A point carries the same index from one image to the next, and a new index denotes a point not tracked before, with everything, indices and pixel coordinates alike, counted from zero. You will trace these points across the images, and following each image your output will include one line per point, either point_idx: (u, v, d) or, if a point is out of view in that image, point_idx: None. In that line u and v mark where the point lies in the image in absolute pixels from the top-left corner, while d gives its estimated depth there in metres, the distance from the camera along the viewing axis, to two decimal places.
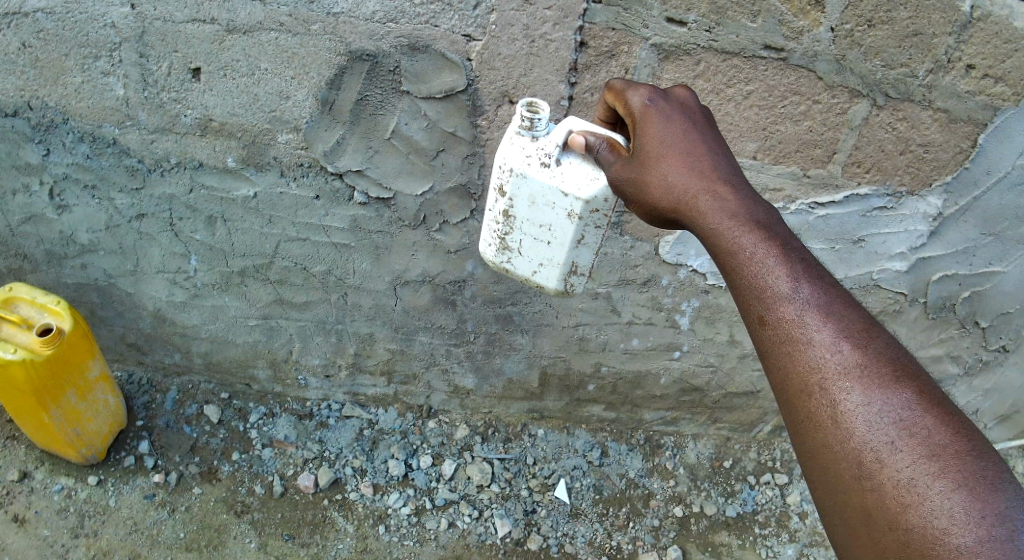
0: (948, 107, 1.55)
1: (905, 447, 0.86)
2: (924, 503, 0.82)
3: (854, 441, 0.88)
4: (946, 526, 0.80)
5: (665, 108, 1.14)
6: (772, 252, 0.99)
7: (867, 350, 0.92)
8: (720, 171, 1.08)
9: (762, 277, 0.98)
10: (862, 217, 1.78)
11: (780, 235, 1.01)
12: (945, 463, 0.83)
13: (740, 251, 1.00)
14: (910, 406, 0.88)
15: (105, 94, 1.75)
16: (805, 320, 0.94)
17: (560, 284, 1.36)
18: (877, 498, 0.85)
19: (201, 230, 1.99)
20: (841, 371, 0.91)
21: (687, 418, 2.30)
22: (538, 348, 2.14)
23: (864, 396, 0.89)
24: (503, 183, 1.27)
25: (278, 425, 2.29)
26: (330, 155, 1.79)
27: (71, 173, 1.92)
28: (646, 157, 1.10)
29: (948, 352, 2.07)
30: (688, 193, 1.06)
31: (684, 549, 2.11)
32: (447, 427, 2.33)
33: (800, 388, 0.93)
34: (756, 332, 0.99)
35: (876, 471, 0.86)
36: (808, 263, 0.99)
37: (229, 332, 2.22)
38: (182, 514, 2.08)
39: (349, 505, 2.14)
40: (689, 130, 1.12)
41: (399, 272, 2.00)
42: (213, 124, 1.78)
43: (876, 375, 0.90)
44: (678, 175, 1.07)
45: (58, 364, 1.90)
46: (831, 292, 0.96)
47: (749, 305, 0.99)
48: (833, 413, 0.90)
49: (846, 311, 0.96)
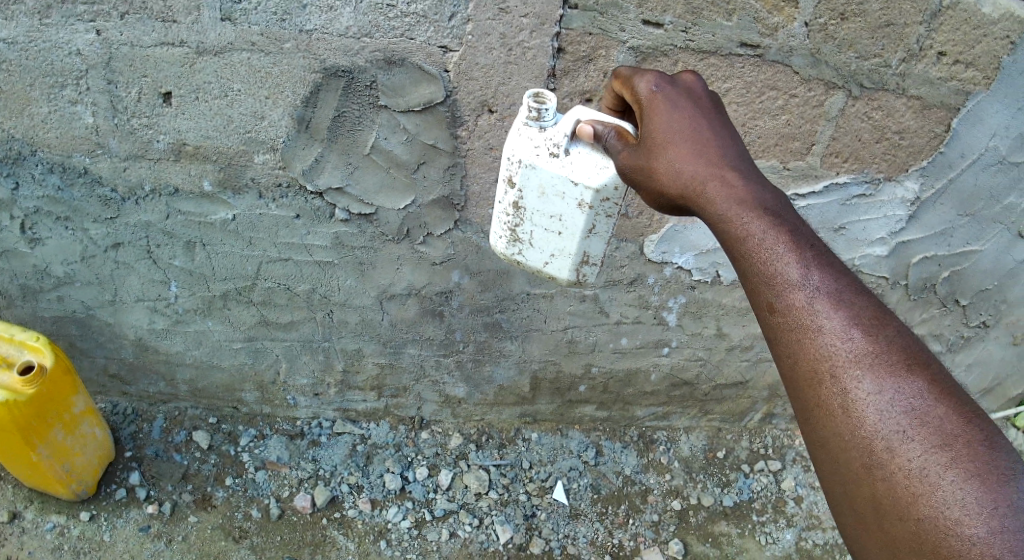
0: (922, 94, 1.59)
1: (916, 437, 0.88)
2: (936, 493, 0.85)
3: (866, 430, 0.90)
4: (958, 516, 0.83)
5: (671, 95, 1.16)
6: (781, 239, 1.00)
7: (878, 338, 0.94)
8: (728, 157, 1.09)
9: (772, 265, 0.99)
10: (841, 205, 1.81)
11: (788, 221, 1.02)
12: (956, 454, 0.86)
13: (749, 237, 1.01)
14: (922, 395, 0.90)
15: (73, 123, 1.71)
16: (816, 308, 0.96)
17: (572, 274, 1.39)
18: (888, 487, 0.88)
19: (180, 256, 1.95)
20: (853, 359, 0.93)
21: (679, 412, 2.32)
22: (528, 353, 2.14)
23: (876, 385, 0.91)
24: (512, 174, 1.30)
25: (270, 446, 2.26)
26: (309, 173, 1.77)
27: (42, 206, 1.88)
28: (653, 144, 1.12)
29: (931, 330, 2.12)
30: (696, 179, 1.07)
31: (685, 541, 2.13)
32: (440, 437, 2.32)
33: (811, 376, 0.95)
34: (764, 319, 1.01)
35: (887, 460, 0.88)
36: (817, 249, 1.00)
37: (214, 357, 2.18)
38: (179, 544, 2.04)
39: (348, 522, 2.12)
40: (696, 117, 1.13)
41: (384, 286, 1.98)
42: (187, 148, 1.74)
43: (888, 364, 0.92)
44: (686, 162, 1.08)
45: (41, 402, 1.88)
46: (842, 279, 0.98)
47: (759, 292, 1.00)
48: (844, 401, 0.92)
49: (856, 298, 0.97)
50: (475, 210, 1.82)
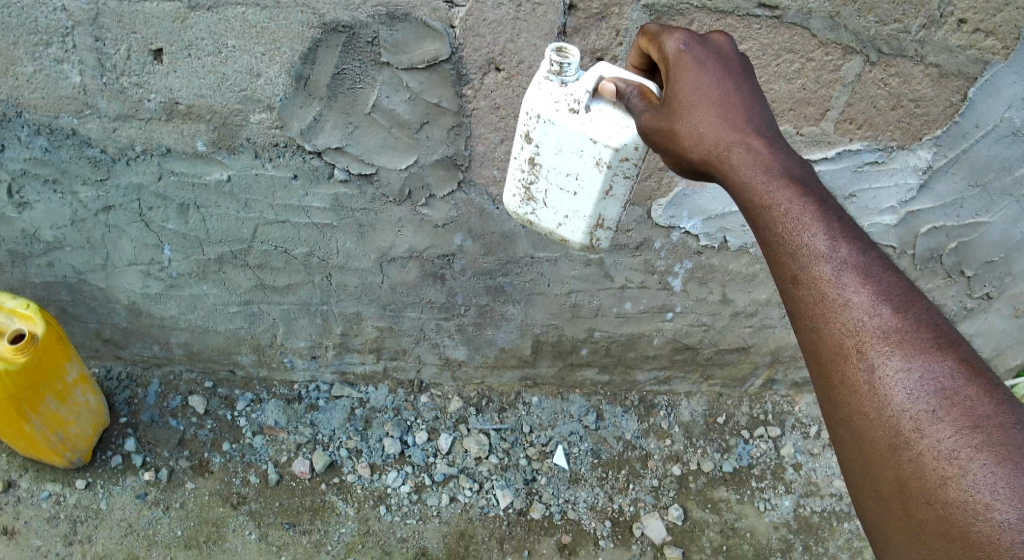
0: (940, 62, 1.59)
1: (946, 416, 0.81)
2: (966, 477, 0.77)
3: (891, 408, 0.84)
4: (989, 501, 0.75)
5: (699, 54, 1.09)
6: (807, 208, 0.95)
7: (908, 315, 0.88)
8: (755, 123, 1.05)
9: (797, 234, 0.94)
10: (853, 172, 1.84)
11: (816, 191, 0.97)
12: (990, 436, 0.78)
13: (774, 206, 0.97)
14: (954, 375, 0.83)
15: (59, 83, 1.64)
16: (842, 280, 0.90)
17: (585, 237, 1.36)
18: (914, 470, 0.81)
19: (173, 219, 1.90)
20: (880, 335, 0.87)
21: (680, 376, 2.31)
22: (530, 317, 2.12)
23: (904, 362, 0.85)
24: (530, 129, 1.26)
25: (267, 411, 2.23)
26: (307, 133, 1.71)
27: (29, 168, 1.81)
28: (677, 106, 1.07)
29: (935, 300, 2.19)
30: (721, 144, 1.03)
31: (685, 507, 2.15)
32: (440, 401, 2.30)
33: (834, 351, 0.89)
34: (786, 292, 0.95)
35: (914, 441, 0.82)
36: (846, 222, 0.95)
37: (210, 321, 2.14)
38: (177, 511, 2.04)
39: (347, 487, 2.11)
40: (723, 79, 1.07)
41: (385, 249, 1.94)
42: (180, 108, 1.67)
43: (919, 342, 0.86)
44: (711, 126, 1.04)
45: (34, 371, 1.84)
46: (871, 253, 0.92)
47: (781, 262, 0.95)
48: (870, 378, 0.86)
49: (887, 273, 0.91)
50: (479, 171, 1.78)
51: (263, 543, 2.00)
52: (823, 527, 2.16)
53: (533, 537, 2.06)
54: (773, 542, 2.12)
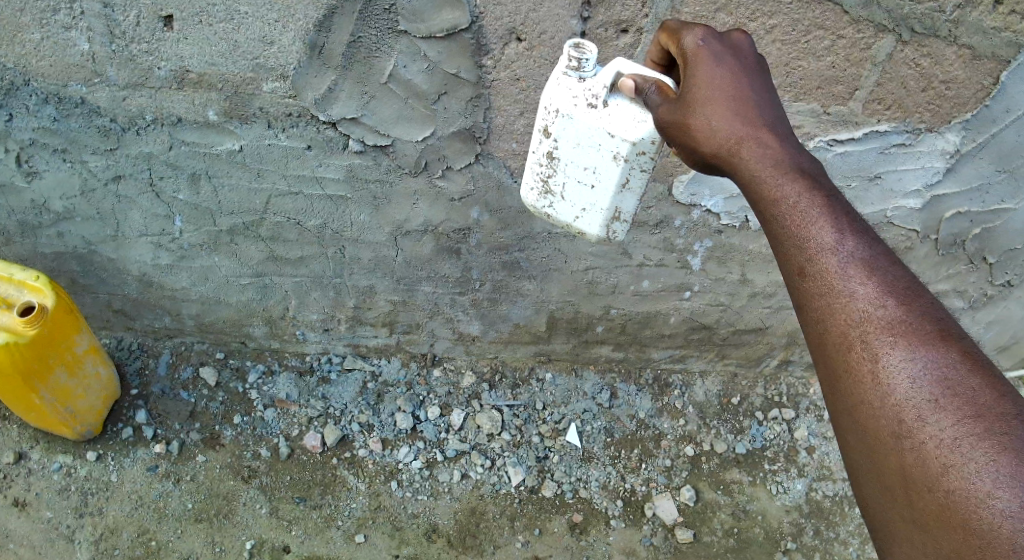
0: (973, 43, 1.56)
1: (949, 405, 0.83)
2: (967, 465, 0.79)
3: (895, 398, 0.86)
4: (990, 488, 0.77)
5: (718, 50, 1.09)
6: (815, 200, 0.96)
7: (911, 308, 0.89)
8: (767, 115, 1.05)
9: (804, 225, 0.95)
10: (880, 153, 1.81)
11: (823, 185, 0.98)
12: (991, 425, 0.80)
13: (783, 198, 0.97)
14: (956, 365, 0.85)
15: (68, 50, 1.61)
16: (847, 273, 0.92)
17: (602, 230, 1.33)
18: (917, 458, 0.82)
19: (184, 190, 1.87)
20: (885, 326, 0.89)
21: (695, 355, 2.29)
22: (546, 293, 2.09)
23: (908, 353, 0.87)
24: (548, 124, 1.23)
25: (278, 384, 2.22)
26: (322, 103, 1.68)
27: (38, 138, 1.78)
28: (693, 99, 1.05)
29: (955, 286, 2.18)
30: (733, 138, 1.02)
31: (697, 487, 2.14)
32: (453, 376, 2.29)
33: (840, 343, 0.91)
34: (793, 283, 0.96)
35: (916, 429, 0.84)
36: (851, 214, 0.96)
37: (221, 293, 2.12)
38: (188, 484, 2.04)
39: (358, 462, 2.10)
40: (738, 71, 1.07)
41: (400, 222, 1.92)
42: (191, 76, 1.64)
43: (921, 332, 0.88)
44: (724, 121, 1.02)
45: (43, 343, 1.82)
46: (877, 245, 0.94)
47: (788, 254, 0.96)
48: (874, 368, 0.88)
49: (891, 266, 0.93)
50: (497, 144, 1.74)
51: (274, 517, 2.00)
52: (834, 512, 2.15)
53: (545, 516, 2.05)
54: (785, 525, 2.11)
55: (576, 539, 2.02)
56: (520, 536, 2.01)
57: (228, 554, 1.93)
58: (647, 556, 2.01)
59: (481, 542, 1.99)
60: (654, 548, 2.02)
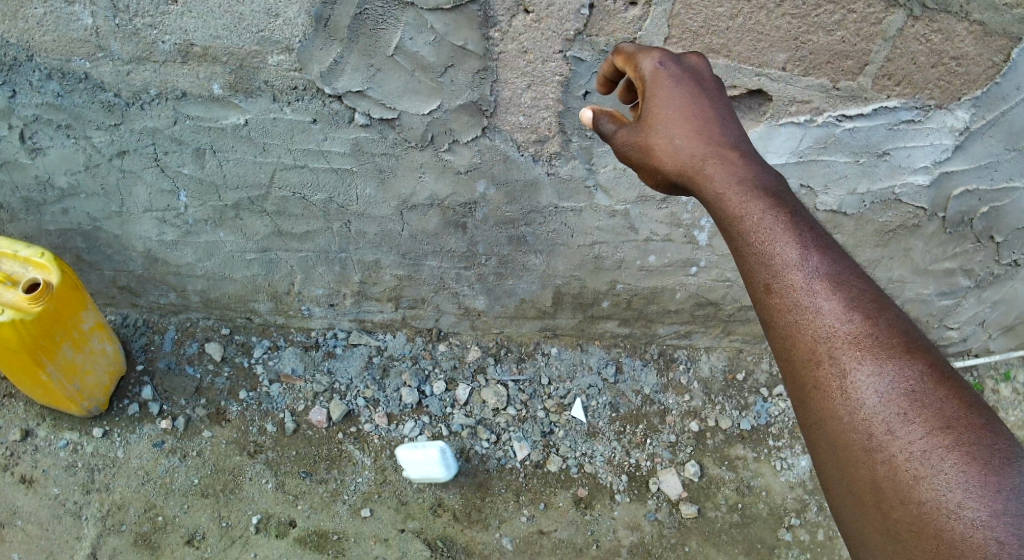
0: (984, 19, 1.55)
1: (915, 418, 0.97)
2: (938, 476, 0.93)
3: (864, 411, 0.99)
4: (959, 498, 0.91)
5: (675, 71, 1.28)
6: (784, 224, 1.11)
7: (876, 322, 1.03)
8: (725, 137, 1.23)
9: (773, 247, 1.09)
10: (889, 130, 1.80)
11: (789, 205, 1.13)
12: (957, 437, 0.94)
13: (748, 216, 1.13)
14: (920, 378, 0.99)
15: (71, 25, 1.60)
16: (815, 290, 1.06)
17: None
18: (887, 469, 0.96)
19: (189, 164, 1.87)
20: (852, 341, 1.03)
21: (700, 332, 2.30)
22: (552, 268, 2.09)
23: (874, 367, 1.01)
24: None
25: (284, 358, 2.23)
26: (328, 76, 1.66)
27: (42, 114, 1.78)
28: (653, 120, 1.25)
29: (961, 265, 2.18)
30: (696, 156, 1.21)
31: (702, 463, 2.15)
32: (459, 350, 2.29)
33: (810, 358, 1.05)
34: (761, 300, 1.11)
35: (886, 441, 0.97)
36: (816, 235, 1.11)
37: (226, 269, 2.13)
38: (194, 460, 2.04)
39: (364, 437, 2.11)
40: (694, 96, 1.26)
41: (406, 196, 1.91)
42: (195, 49, 1.62)
43: (886, 347, 1.02)
44: (684, 140, 1.22)
45: (49, 320, 1.82)
46: (841, 264, 1.08)
47: (759, 273, 1.10)
48: (843, 382, 1.01)
49: (854, 282, 1.07)
50: (504, 117, 1.74)
51: (280, 492, 2.01)
52: None
53: (550, 490, 2.06)
54: (788, 502, 2.12)
55: (581, 513, 2.03)
56: (525, 511, 2.02)
57: (235, 528, 1.95)
58: (652, 531, 2.02)
59: (486, 517, 2.00)
60: (659, 522, 2.03)
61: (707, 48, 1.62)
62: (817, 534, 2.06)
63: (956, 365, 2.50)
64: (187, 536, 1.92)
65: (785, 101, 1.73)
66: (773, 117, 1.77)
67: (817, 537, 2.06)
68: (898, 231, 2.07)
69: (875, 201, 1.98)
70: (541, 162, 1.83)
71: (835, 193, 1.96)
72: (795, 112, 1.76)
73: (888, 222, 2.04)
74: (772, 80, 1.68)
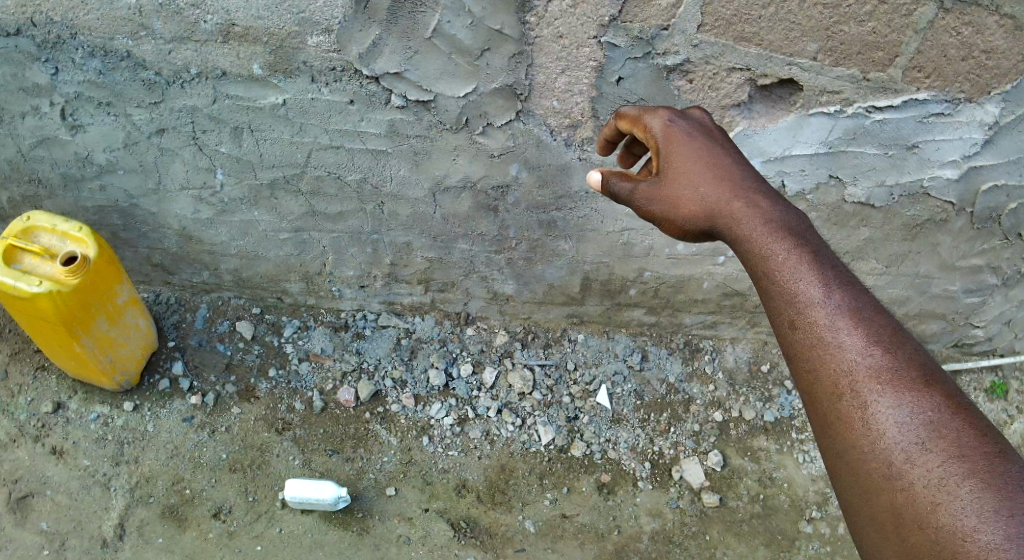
0: (1015, 13, 1.53)
1: (934, 447, 0.98)
2: (953, 502, 0.94)
3: (884, 440, 1.01)
4: (975, 523, 0.91)
5: (684, 126, 1.35)
6: (805, 261, 1.15)
7: (896, 355, 1.06)
8: (743, 181, 1.29)
9: (796, 285, 1.13)
10: (918, 122, 1.79)
11: (810, 243, 1.18)
12: (973, 463, 0.96)
13: (773, 254, 1.17)
14: (939, 409, 1.01)
15: (115, 3, 1.62)
16: (837, 325, 1.09)
17: None
18: (907, 496, 0.98)
19: (226, 143, 1.89)
20: (872, 374, 1.05)
21: (727, 322, 2.30)
22: (581, 253, 2.11)
23: (893, 399, 1.03)
24: None
25: (314, 338, 2.27)
26: (365, 58, 1.68)
27: (83, 91, 1.81)
28: (672, 172, 1.31)
29: (989, 262, 2.17)
30: (721, 200, 1.26)
31: (724, 453, 2.16)
32: (486, 334, 2.32)
33: (832, 391, 1.07)
34: (786, 335, 1.14)
35: (904, 469, 0.99)
36: (837, 272, 1.15)
37: (259, 248, 2.17)
38: (223, 435, 2.08)
39: (390, 417, 2.14)
40: (708, 146, 1.33)
41: (439, 177, 1.93)
42: (236, 29, 1.64)
43: (905, 380, 1.04)
44: (705, 186, 1.28)
45: (86, 292, 1.85)
46: (860, 299, 1.11)
47: (783, 310, 1.14)
48: (864, 413, 1.04)
49: (875, 317, 1.10)
50: (539, 101, 1.76)
51: (307, 468, 2.04)
52: None
53: (573, 475, 2.08)
54: (810, 494, 2.12)
55: (604, 499, 2.05)
56: (548, 494, 2.04)
57: (261, 503, 1.98)
58: (674, 518, 2.03)
59: (509, 499, 2.03)
60: (681, 510, 2.05)
61: (740, 36, 1.63)
62: (838, 528, 2.05)
63: (981, 365, 2.48)
64: (213, 510, 1.96)
65: (816, 91, 1.73)
66: (802, 106, 1.77)
67: (838, 531, 2.06)
68: (926, 226, 2.06)
69: (904, 194, 1.97)
70: (573, 147, 1.85)
71: (863, 184, 1.95)
72: (824, 103, 1.76)
73: (916, 217, 2.03)
74: (804, 69, 1.68)
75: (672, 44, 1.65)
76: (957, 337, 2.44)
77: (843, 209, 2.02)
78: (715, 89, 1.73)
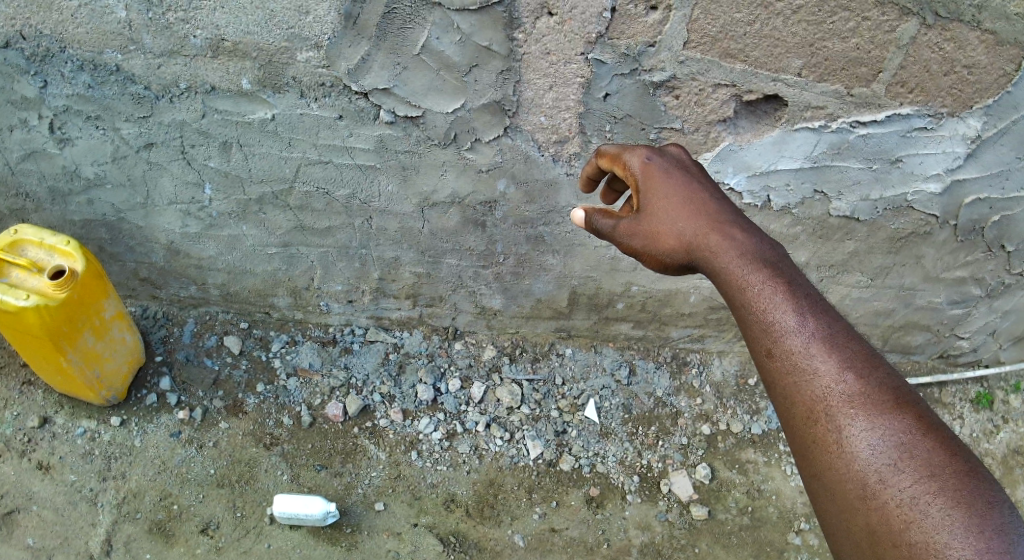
0: (996, 29, 1.56)
1: (906, 467, 0.99)
2: (925, 520, 0.95)
3: (858, 463, 1.02)
4: (946, 540, 0.93)
5: (661, 162, 1.37)
6: (779, 290, 1.16)
7: (868, 380, 1.07)
8: (719, 214, 1.30)
9: (772, 313, 1.14)
10: (901, 137, 1.82)
11: (785, 273, 1.19)
12: (943, 482, 0.97)
13: (749, 284, 1.18)
14: (910, 430, 1.02)
15: (105, 18, 1.62)
16: (811, 352, 1.10)
17: None
18: (881, 515, 0.99)
19: (215, 157, 1.89)
20: (846, 400, 1.06)
21: (713, 335, 2.32)
22: (569, 268, 2.12)
23: (867, 422, 1.04)
24: None
25: (301, 353, 2.27)
26: (354, 73, 1.69)
27: (72, 105, 1.80)
28: (650, 206, 1.32)
29: (972, 274, 2.19)
30: (698, 233, 1.27)
31: (712, 465, 2.17)
32: (474, 349, 2.33)
33: (807, 418, 1.08)
34: (764, 363, 1.15)
35: (879, 489, 1.00)
36: (812, 300, 1.16)
37: (248, 262, 2.16)
38: (211, 450, 2.07)
39: (379, 432, 2.14)
40: (685, 180, 1.34)
41: (427, 193, 1.94)
42: (226, 44, 1.65)
43: (877, 404, 1.05)
44: (683, 220, 1.29)
45: (73, 306, 1.84)
46: (834, 326, 1.12)
47: (759, 339, 1.15)
48: (839, 437, 1.05)
49: (849, 344, 1.11)
50: (526, 117, 1.77)
51: (295, 483, 2.03)
52: None
53: (562, 489, 2.08)
54: (798, 506, 2.13)
55: (592, 512, 2.05)
56: (537, 508, 2.04)
57: (249, 518, 1.97)
58: (663, 531, 2.04)
59: (498, 513, 2.03)
60: (670, 523, 2.05)
61: (725, 53, 1.64)
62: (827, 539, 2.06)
63: (966, 376, 2.50)
64: (201, 526, 1.94)
65: (801, 106, 1.75)
66: (787, 122, 1.79)
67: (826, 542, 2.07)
68: (911, 239, 2.08)
69: (888, 208, 1.99)
70: (560, 163, 1.86)
71: (848, 199, 1.97)
72: (809, 118, 1.77)
73: (900, 230, 2.05)
74: (789, 85, 1.70)
75: (658, 61, 1.66)
76: (942, 348, 2.46)
77: (829, 223, 2.04)
78: (702, 105, 1.75)
